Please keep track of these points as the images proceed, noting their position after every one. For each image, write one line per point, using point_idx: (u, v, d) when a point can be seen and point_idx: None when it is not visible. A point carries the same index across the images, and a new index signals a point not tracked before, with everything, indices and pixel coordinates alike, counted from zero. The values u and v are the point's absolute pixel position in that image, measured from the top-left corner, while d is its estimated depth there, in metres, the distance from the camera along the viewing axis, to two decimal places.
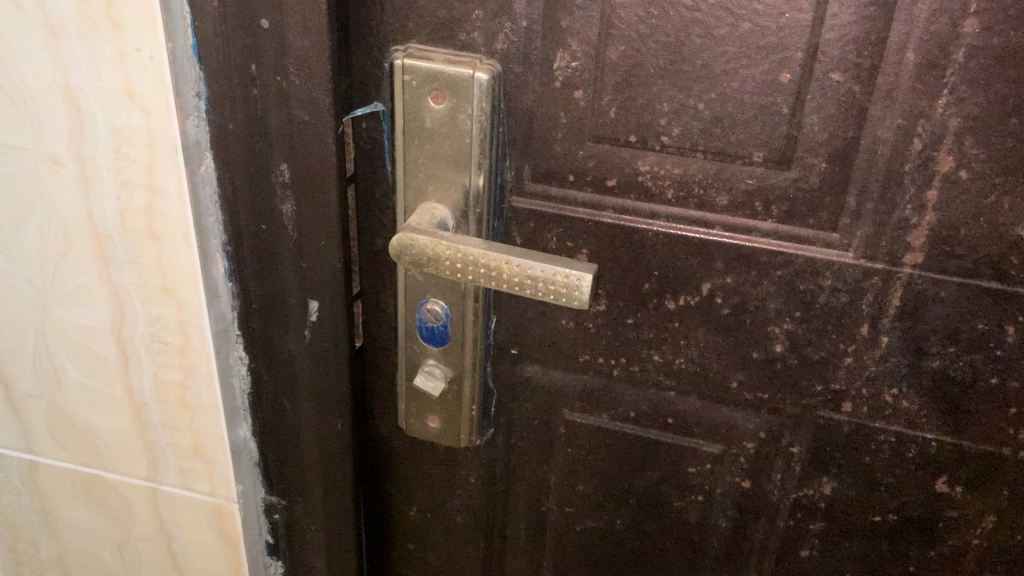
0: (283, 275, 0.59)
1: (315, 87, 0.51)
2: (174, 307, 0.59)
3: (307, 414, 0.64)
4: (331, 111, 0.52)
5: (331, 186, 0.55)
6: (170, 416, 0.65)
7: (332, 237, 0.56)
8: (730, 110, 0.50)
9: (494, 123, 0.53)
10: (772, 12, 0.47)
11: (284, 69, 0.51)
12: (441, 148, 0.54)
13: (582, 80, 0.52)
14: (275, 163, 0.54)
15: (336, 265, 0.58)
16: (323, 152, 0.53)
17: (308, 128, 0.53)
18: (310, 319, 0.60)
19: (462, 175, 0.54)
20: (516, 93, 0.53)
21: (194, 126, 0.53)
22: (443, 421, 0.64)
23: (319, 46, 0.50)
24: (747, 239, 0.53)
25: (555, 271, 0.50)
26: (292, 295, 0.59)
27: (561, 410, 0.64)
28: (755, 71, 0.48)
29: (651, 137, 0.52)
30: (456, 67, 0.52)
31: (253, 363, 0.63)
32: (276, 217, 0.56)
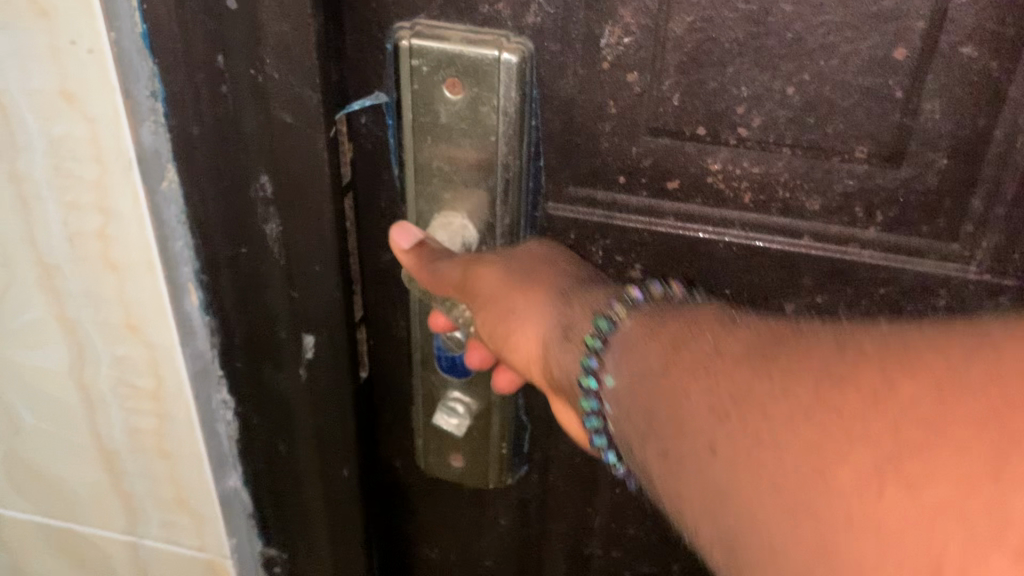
0: (272, 302, 0.49)
1: (298, 80, 0.41)
2: (141, 347, 0.49)
3: (305, 460, 0.54)
4: (323, 111, 0.42)
5: (325, 202, 0.44)
6: (147, 467, 0.55)
7: (328, 262, 0.46)
8: (827, 94, 0.40)
9: (524, 117, 0.43)
10: None
11: (259, 59, 0.40)
12: (460, 146, 0.44)
13: (636, 61, 0.41)
14: (252, 177, 0.44)
15: (336, 293, 0.47)
16: (314, 160, 0.43)
17: (292, 133, 0.42)
18: (307, 355, 0.50)
19: (487, 179, 0.45)
20: (552, 78, 0.43)
21: (151, 132, 0.43)
22: (468, 459, 0.55)
23: (301, 30, 0.39)
24: (843, 251, 0.43)
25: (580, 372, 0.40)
26: (284, 327, 0.49)
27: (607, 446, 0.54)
28: (862, 45, 0.38)
29: (725, 129, 0.42)
30: (476, 48, 0.41)
31: (240, 408, 0.54)
32: (258, 237, 0.46)
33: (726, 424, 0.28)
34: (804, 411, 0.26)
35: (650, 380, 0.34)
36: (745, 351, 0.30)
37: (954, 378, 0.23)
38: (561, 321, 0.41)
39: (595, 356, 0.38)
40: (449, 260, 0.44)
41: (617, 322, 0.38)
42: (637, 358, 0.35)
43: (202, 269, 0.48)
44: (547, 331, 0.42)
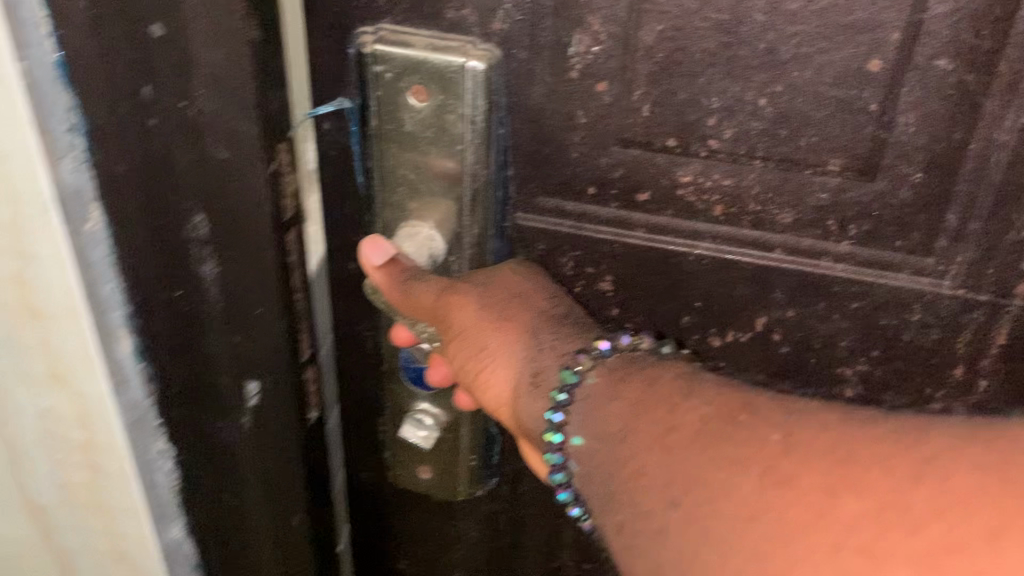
0: (209, 347, 0.47)
1: (229, 114, 0.39)
2: (69, 394, 0.48)
3: (251, 506, 0.53)
4: (262, 141, 0.40)
5: (264, 238, 0.42)
6: (80, 511, 0.54)
7: (269, 304, 0.44)
8: (800, 107, 0.39)
9: (491, 126, 0.42)
10: None
11: (190, 91, 0.39)
12: (426, 155, 0.43)
13: (605, 70, 0.40)
14: (187, 216, 0.42)
15: (279, 337, 0.46)
16: (251, 197, 0.41)
17: (228, 167, 0.40)
18: (249, 401, 0.48)
19: (453, 189, 0.44)
20: (519, 86, 0.41)
21: (72, 169, 0.41)
22: (436, 471, 0.54)
23: (230, 60, 0.37)
24: (816, 265, 0.43)
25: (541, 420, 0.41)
26: (225, 375, 0.48)
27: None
28: (836, 55, 0.37)
29: (695, 141, 0.41)
30: (442, 55, 0.40)
31: (177, 454, 0.52)
32: (193, 282, 0.45)
33: (683, 499, 0.34)
34: (752, 509, 0.32)
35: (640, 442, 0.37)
36: (698, 439, 0.35)
37: (892, 508, 0.30)
38: (529, 367, 0.42)
39: (559, 409, 0.40)
40: (426, 282, 0.43)
41: (582, 376, 0.40)
42: (599, 418, 0.39)
43: (136, 313, 0.46)
44: (518, 376, 0.42)
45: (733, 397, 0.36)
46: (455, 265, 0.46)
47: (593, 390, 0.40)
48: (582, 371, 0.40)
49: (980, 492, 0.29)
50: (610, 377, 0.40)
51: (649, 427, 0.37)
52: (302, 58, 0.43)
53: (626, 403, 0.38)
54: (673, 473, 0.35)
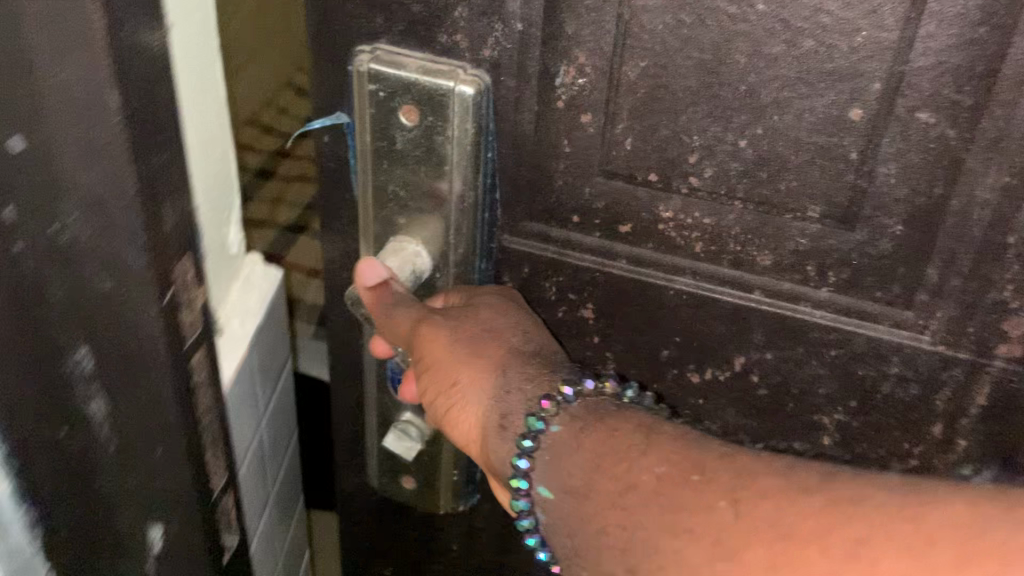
0: (104, 489, 0.41)
1: (120, 235, 0.34)
2: None
3: None
4: (154, 268, 0.35)
5: (162, 364, 0.37)
6: None
7: (172, 442, 0.39)
8: (780, 150, 0.38)
9: (478, 150, 0.43)
10: (844, 27, 0.35)
11: (70, 213, 0.33)
12: (416, 173, 0.44)
13: (591, 102, 0.40)
14: (68, 351, 0.37)
15: (184, 476, 0.41)
16: (147, 332, 0.36)
17: (120, 297, 0.35)
18: (152, 546, 0.43)
19: (441, 208, 0.44)
20: (508, 112, 0.42)
21: None
22: (419, 481, 0.55)
23: (123, 174, 0.32)
24: (794, 310, 0.42)
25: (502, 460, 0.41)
26: (124, 518, 0.42)
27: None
28: (817, 102, 0.37)
29: (676, 177, 0.41)
30: (432, 78, 0.41)
31: None
32: (80, 420, 0.39)
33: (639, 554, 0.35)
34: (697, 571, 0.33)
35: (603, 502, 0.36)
36: (652, 496, 0.35)
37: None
38: (495, 408, 0.42)
39: (523, 453, 0.39)
40: (406, 309, 0.44)
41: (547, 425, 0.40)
42: (562, 468, 0.38)
43: (19, 475, 0.39)
44: (483, 415, 0.42)
45: (692, 451, 0.36)
46: (441, 281, 0.47)
47: (554, 441, 0.39)
48: (548, 416, 0.40)
49: (923, 558, 0.28)
50: (572, 428, 0.39)
51: (604, 477, 0.37)
52: (233, 187, 0.49)
53: (584, 459, 0.38)
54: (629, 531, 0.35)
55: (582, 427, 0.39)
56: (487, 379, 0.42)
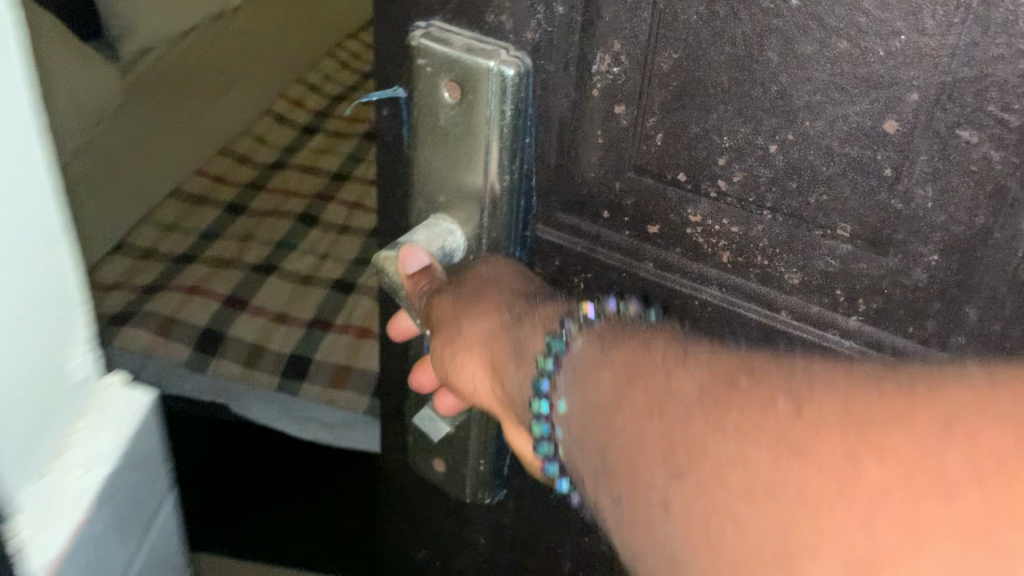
0: None
1: None
2: None
3: None
4: None
5: None
6: None
7: None
8: (811, 159, 0.36)
9: (514, 133, 0.42)
10: (881, 28, 0.32)
11: None
12: (455, 152, 0.44)
13: (625, 92, 0.39)
14: None
15: None
16: None
17: None
18: None
19: (475, 190, 0.44)
20: (549, 97, 0.42)
21: None
22: (448, 467, 0.55)
23: None
24: (822, 335, 0.40)
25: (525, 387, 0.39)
26: None
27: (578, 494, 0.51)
28: (850, 109, 0.34)
29: (705, 179, 0.39)
30: (473, 56, 0.41)
31: None
32: None
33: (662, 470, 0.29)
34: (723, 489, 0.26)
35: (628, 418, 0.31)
36: (688, 410, 0.29)
37: (917, 494, 0.22)
38: (511, 336, 0.40)
39: (545, 376, 0.37)
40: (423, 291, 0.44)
41: (571, 343, 0.37)
42: (590, 390, 0.34)
43: None
44: (497, 352, 0.41)
45: (738, 356, 0.30)
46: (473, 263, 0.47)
47: (578, 359, 0.36)
48: (569, 336, 0.37)
49: (987, 472, 0.21)
50: (595, 342, 0.36)
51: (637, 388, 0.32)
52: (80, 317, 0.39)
53: (624, 375, 0.33)
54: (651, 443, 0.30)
55: (606, 337, 0.36)
56: (495, 308, 0.42)
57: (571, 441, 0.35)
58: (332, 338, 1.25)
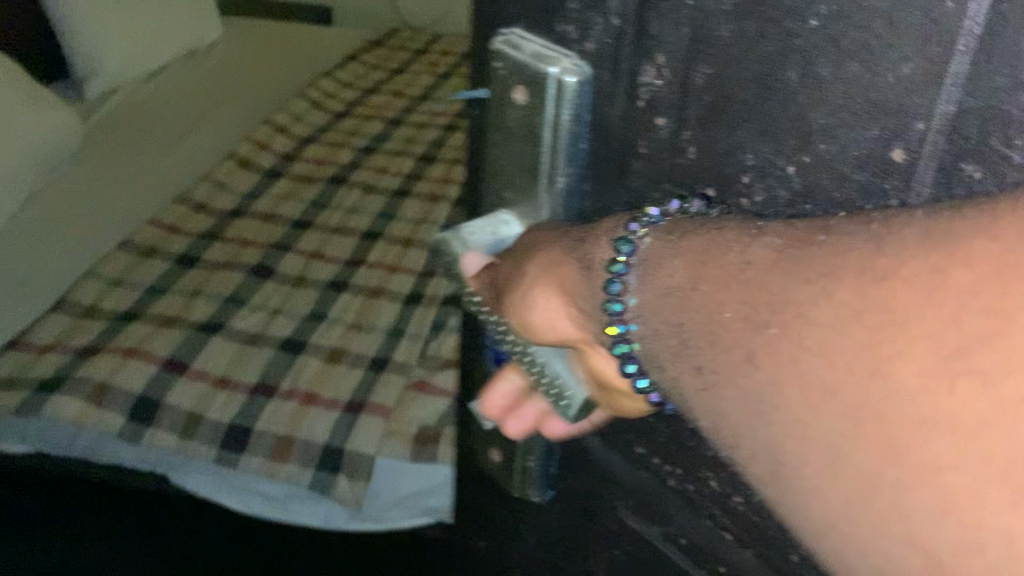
0: None
1: None
2: None
3: None
4: None
5: None
6: None
7: None
8: (824, 182, 0.35)
9: (571, 139, 0.45)
10: (894, 43, 0.31)
11: None
12: (520, 150, 0.47)
13: (665, 104, 0.41)
14: None
15: None
16: None
17: None
18: None
19: (532, 190, 0.48)
20: (602, 104, 0.44)
21: None
22: (501, 459, 0.58)
23: None
24: None
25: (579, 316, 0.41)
26: None
27: (655, 484, 0.49)
28: (861, 131, 0.34)
29: (729, 194, 0.39)
30: (540, 61, 0.44)
31: None
32: None
33: (862, 359, 0.29)
34: (947, 358, 0.26)
35: (707, 305, 0.35)
36: (770, 275, 0.33)
37: None
38: (568, 266, 0.42)
39: (605, 298, 0.39)
40: (492, 275, 0.46)
41: (639, 242, 0.39)
42: (653, 288, 0.38)
43: None
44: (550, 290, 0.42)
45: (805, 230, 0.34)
46: None
47: (649, 254, 0.38)
48: (638, 237, 0.39)
49: None
50: (662, 242, 0.38)
51: (779, 296, 0.32)
52: None
53: (753, 286, 0.33)
54: (838, 340, 0.30)
55: (675, 233, 0.38)
56: (555, 239, 0.44)
57: (653, 321, 0.37)
58: (305, 368, 1.19)
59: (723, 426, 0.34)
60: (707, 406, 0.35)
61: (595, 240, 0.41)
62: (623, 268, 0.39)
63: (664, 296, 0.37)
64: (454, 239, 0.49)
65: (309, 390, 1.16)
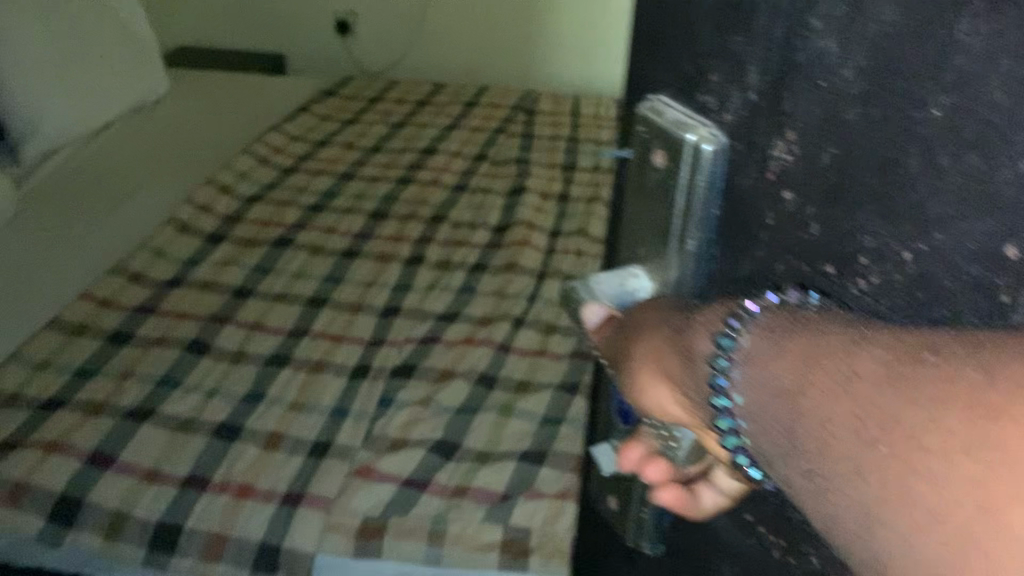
0: None
1: None
2: None
3: None
4: None
5: None
6: None
7: None
8: (938, 272, 0.35)
9: (705, 203, 0.47)
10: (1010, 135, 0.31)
11: None
12: (655, 211, 0.50)
13: (793, 179, 0.42)
14: None
15: None
16: None
17: None
18: None
19: (663, 248, 0.50)
20: (734, 173, 0.45)
21: None
22: (619, 504, 0.60)
23: None
24: None
25: (688, 395, 0.41)
26: None
27: (754, 549, 0.49)
28: (975, 224, 0.33)
29: (848, 272, 0.39)
30: (681, 129, 0.47)
31: None
32: None
33: (964, 488, 0.29)
34: None
35: (819, 422, 0.33)
36: (880, 389, 0.32)
37: None
38: (678, 345, 0.42)
39: (718, 391, 0.38)
40: (615, 335, 0.48)
41: (739, 341, 0.38)
42: (761, 380, 0.37)
43: None
44: (660, 361, 0.43)
45: (923, 338, 0.32)
46: None
47: (749, 353, 0.38)
48: (738, 335, 0.38)
49: None
50: (764, 340, 0.37)
51: (878, 413, 0.31)
52: None
53: (859, 401, 0.32)
54: (948, 471, 0.29)
55: (778, 324, 0.37)
56: (660, 321, 0.45)
57: (757, 420, 0.37)
58: (238, 460, 1.25)
59: (839, 539, 0.33)
60: (817, 519, 0.34)
61: (697, 328, 0.41)
62: (725, 361, 0.38)
63: (771, 396, 0.36)
64: (584, 286, 0.52)
65: (241, 482, 1.22)
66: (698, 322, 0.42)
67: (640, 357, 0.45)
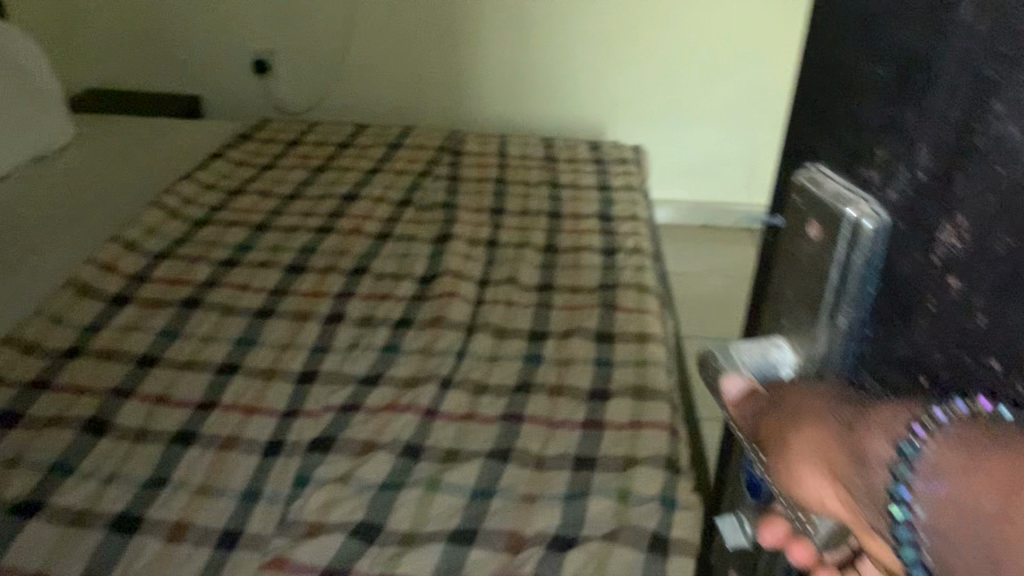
0: None
1: None
2: None
3: None
4: None
5: None
6: None
7: None
8: None
9: (860, 270, 0.57)
10: None
11: None
12: (811, 274, 0.61)
13: (974, 292, 0.47)
14: None
15: None
16: None
17: None
18: None
19: (818, 308, 0.61)
20: (890, 245, 0.55)
21: None
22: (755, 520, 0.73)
23: None
24: None
25: (864, 474, 0.48)
26: None
27: None
28: None
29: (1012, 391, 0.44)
30: (843, 205, 0.57)
31: None
32: None
33: None
34: None
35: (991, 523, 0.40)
36: None
37: None
38: (865, 433, 0.49)
39: (902, 481, 0.45)
40: (785, 417, 0.56)
41: (924, 441, 0.45)
42: (944, 474, 0.43)
43: None
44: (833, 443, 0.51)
45: None
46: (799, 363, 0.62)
47: (932, 451, 0.45)
48: (925, 436, 0.45)
49: None
50: (951, 440, 0.44)
51: None
52: None
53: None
54: None
55: (958, 439, 0.44)
56: (833, 410, 0.53)
57: (933, 506, 0.43)
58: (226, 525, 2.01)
59: None
60: None
61: (865, 435, 0.49)
62: (905, 468, 0.46)
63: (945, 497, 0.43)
64: (735, 355, 0.63)
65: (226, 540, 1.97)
66: (879, 422, 0.49)
67: (797, 438, 0.53)
